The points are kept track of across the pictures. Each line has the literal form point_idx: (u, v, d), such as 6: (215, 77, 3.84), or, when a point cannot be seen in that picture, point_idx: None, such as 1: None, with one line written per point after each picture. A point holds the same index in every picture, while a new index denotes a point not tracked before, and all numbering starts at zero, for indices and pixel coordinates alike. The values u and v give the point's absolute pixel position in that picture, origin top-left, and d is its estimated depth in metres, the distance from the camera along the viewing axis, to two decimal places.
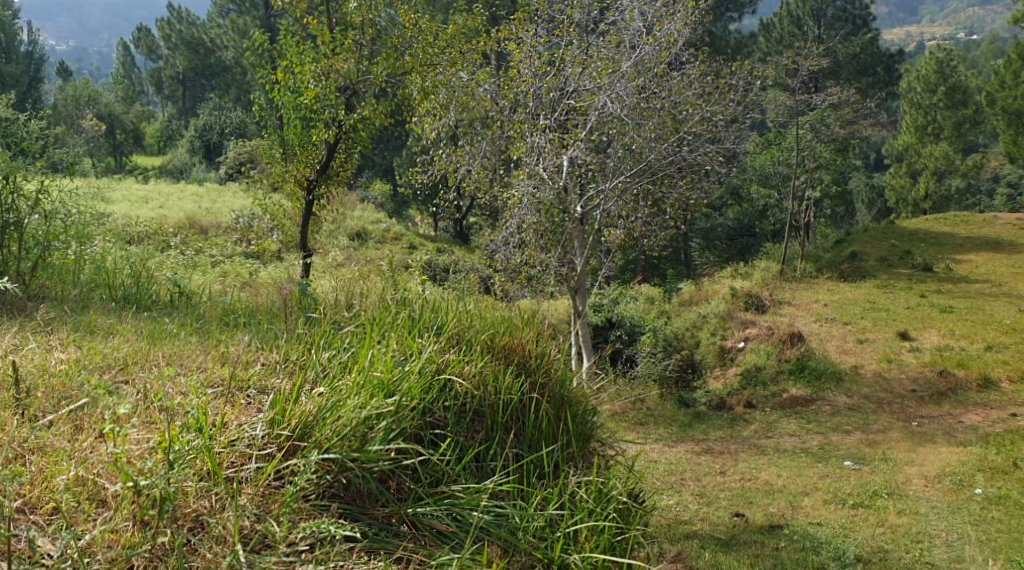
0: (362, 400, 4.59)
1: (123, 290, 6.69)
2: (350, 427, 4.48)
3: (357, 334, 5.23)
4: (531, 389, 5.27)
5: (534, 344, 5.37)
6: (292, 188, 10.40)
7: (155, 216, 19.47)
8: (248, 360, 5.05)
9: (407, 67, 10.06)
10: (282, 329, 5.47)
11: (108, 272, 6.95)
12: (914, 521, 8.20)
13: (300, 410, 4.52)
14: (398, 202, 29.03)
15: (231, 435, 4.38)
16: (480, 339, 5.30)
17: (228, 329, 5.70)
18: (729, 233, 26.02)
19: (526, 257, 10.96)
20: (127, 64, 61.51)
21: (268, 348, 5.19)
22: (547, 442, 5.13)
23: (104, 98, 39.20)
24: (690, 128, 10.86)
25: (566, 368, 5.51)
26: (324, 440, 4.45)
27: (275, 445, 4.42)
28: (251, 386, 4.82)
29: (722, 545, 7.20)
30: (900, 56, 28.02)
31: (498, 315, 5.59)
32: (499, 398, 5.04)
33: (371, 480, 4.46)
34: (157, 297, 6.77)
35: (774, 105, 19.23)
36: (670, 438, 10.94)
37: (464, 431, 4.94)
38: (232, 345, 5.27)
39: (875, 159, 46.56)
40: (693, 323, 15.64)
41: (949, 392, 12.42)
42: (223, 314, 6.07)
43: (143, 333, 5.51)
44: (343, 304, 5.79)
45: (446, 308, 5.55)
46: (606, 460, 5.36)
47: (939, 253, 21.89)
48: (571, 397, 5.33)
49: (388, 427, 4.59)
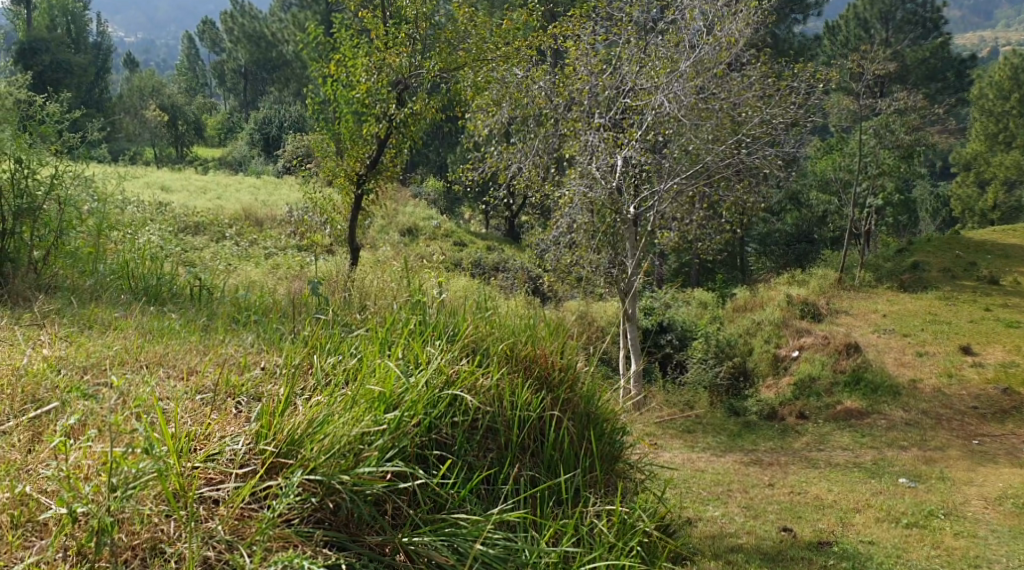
0: (352, 416, 4.39)
1: (141, 282, 6.62)
2: (338, 446, 4.28)
3: (366, 338, 5.05)
4: (552, 406, 5.04)
5: (558, 355, 5.15)
6: (343, 182, 10.36)
7: (212, 206, 19.63)
8: (248, 363, 4.90)
9: (459, 62, 10.11)
10: (290, 330, 5.33)
11: (130, 263, 6.93)
12: (972, 544, 7.90)
13: (286, 425, 4.33)
14: (452, 198, 28.95)
15: (211, 449, 4.25)
16: (495, 350, 5.05)
17: (235, 328, 5.58)
18: (786, 238, 25.51)
19: (576, 257, 10.89)
20: (191, 57, 62.48)
21: (270, 351, 5.06)
22: (566, 465, 4.88)
23: (167, 90, 39.76)
24: (750, 130, 10.42)
25: (594, 380, 5.26)
26: (311, 458, 4.25)
27: (257, 460, 4.27)
28: (242, 394, 4.66)
29: (768, 560, 6.95)
30: (972, 61, 27.27)
31: (520, 321, 5.34)
32: (515, 415, 4.80)
33: (362, 504, 4.24)
34: (178, 290, 6.69)
35: (837, 109, 18.80)
36: (718, 447, 10.66)
37: (473, 449, 4.71)
38: (230, 346, 5.13)
39: (941, 167, 45.45)
40: (746, 329, 15.32)
41: (1013, 411, 11.98)
42: (236, 311, 5.95)
43: (143, 329, 5.39)
44: (356, 306, 5.64)
45: (465, 312, 5.31)
46: (636, 486, 5.10)
47: (1006, 265, 21.19)
48: (598, 413, 5.10)
49: (384, 446, 4.39)
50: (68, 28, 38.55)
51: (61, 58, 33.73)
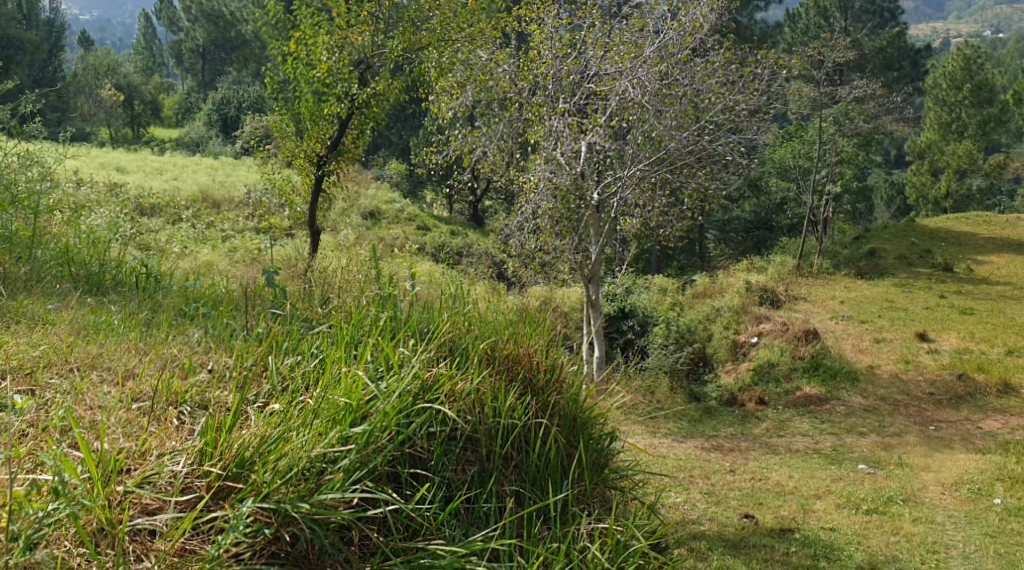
0: (314, 433, 4.17)
1: (80, 268, 6.40)
2: (296, 469, 4.03)
3: (329, 337, 4.91)
4: (539, 412, 4.93)
5: (542, 356, 5.04)
6: (302, 163, 10.19)
7: (169, 188, 19.25)
8: (193, 365, 4.71)
9: (423, 42, 10.00)
10: (241, 326, 5.18)
11: (72, 249, 6.68)
12: (931, 530, 7.98)
13: (234, 444, 4.07)
14: (414, 182, 28.70)
15: (146, 472, 3.96)
16: (475, 352, 4.90)
17: (179, 323, 5.37)
18: (746, 225, 25.66)
19: (540, 243, 10.87)
20: (148, 35, 61.38)
21: (219, 351, 4.87)
22: (553, 482, 4.74)
23: (122, 69, 39.03)
24: (712, 116, 10.44)
25: (579, 380, 5.18)
26: (263, 484, 3.98)
27: (200, 485, 3.98)
28: (185, 402, 4.44)
29: (731, 546, 6.95)
30: (927, 51, 27.70)
31: (500, 318, 5.22)
32: (497, 422, 4.64)
33: (324, 534, 3.98)
34: (122, 277, 6.47)
35: (798, 96, 18.97)
36: (680, 433, 10.65)
37: (451, 464, 4.54)
38: (173, 345, 4.91)
39: (895, 155, 46.21)
40: (706, 315, 15.36)
41: (967, 397, 12.16)
42: (184, 303, 5.75)
43: (77, 325, 5.18)
44: (316, 299, 5.50)
45: (440, 308, 5.17)
46: (622, 496, 4.98)
47: (960, 253, 21.53)
48: (585, 417, 5.01)
49: (350, 466, 4.14)
50: (20, 5, 37.68)
51: (12, 35, 32.96)
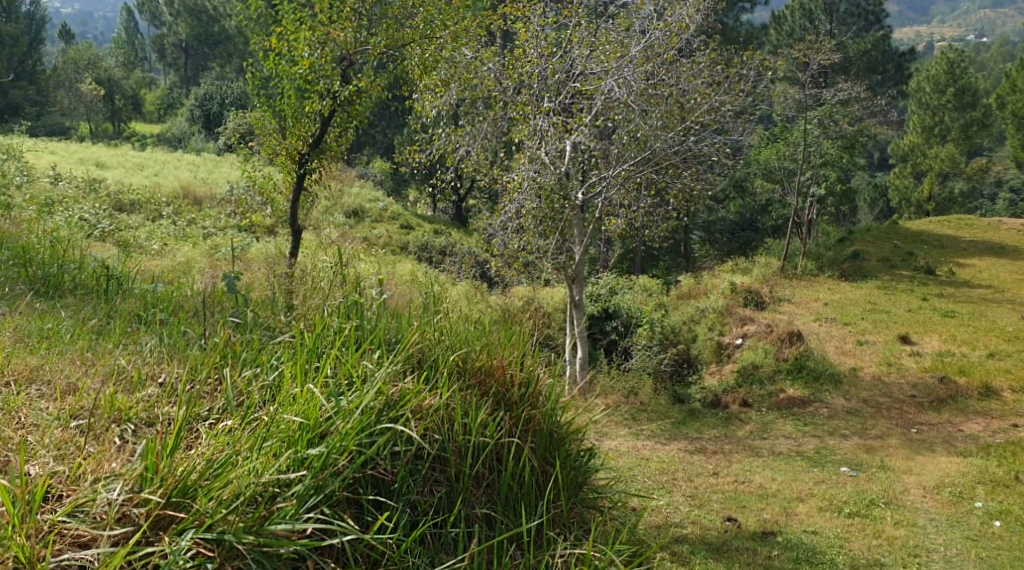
0: (264, 458, 4.29)
1: (38, 268, 6.29)
2: (243, 498, 4.15)
3: (289, 347, 4.99)
4: (515, 427, 5.07)
5: (517, 368, 5.18)
6: (283, 161, 10.05)
7: (149, 184, 19.06)
8: (142, 378, 4.77)
9: (407, 38, 9.88)
10: (197, 335, 5.19)
11: (35, 247, 6.55)
12: (912, 533, 7.96)
13: (175, 470, 4.14)
14: (398, 180, 28.56)
15: (79, 501, 4.06)
16: (446, 363, 5.03)
17: (134, 330, 5.35)
18: (731, 226, 25.67)
19: (524, 242, 10.70)
20: (130, 30, 60.87)
21: (172, 361, 4.92)
22: (527, 503, 4.87)
23: (103, 64, 38.73)
24: (698, 117, 10.38)
25: (558, 392, 5.29)
26: (207, 513, 4.09)
27: (138, 513, 4.05)
28: (128, 420, 4.51)
29: (714, 550, 6.90)
30: (910, 55, 27.85)
31: (473, 328, 5.32)
32: (466, 440, 4.80)
33: (274, 564, 4.08)
34: (81, 279, 6.34)
35: (783, 98, 19.02)
36: (663, 435, 10.58)
37: (417, 485, 4.67)
38: (121, 355, 4.94)
39: (878, 158, 46.44)
40: (691, 316, 15.33)
41: (950, 399, 12.18)
42: (142, 307, 5.68)
43: (22, 332, 5.15)
44: (280, 306, 5.56)
45: (410, 316, 5.26)
46: (602, 517, 5.10)
47: (942, 256, 21.62)
48: (563, 434, 5.17)
49: (303, 493, 4.27)
50: None
51: None
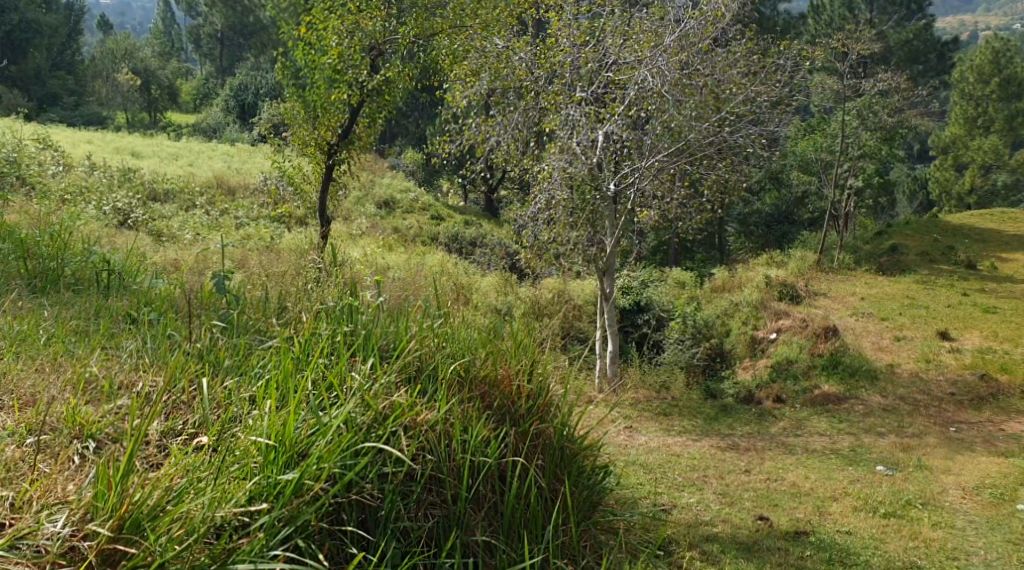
0: (230, 485, 4.18)
1: (38, 263, 6.26)
2: (198, 533, 4.01)
3: (275, 354, 4.97)
4: (523, 441, 5.07)
5: (525, 379, 5.20)
6: (313, 152, 10.04)
7: (183, 174, 19.16)
8: (113, 389, 4.73)
9: (435, 28, 10.04)
10: (182, 338, 5.15)
11: (47, 240, 6.58)
12: (950, 535, 7.75)
13: (125, 498, 4.00)
14: (430, 171, 28.51)
15: (20, 531, 3.91)
16: (446, 373, 5.01)
17: (119, 331, 5.35)
18: (766, 219, 25.29)
19: (554, 235, 10.57)
20: (168, 20, 61.54)
21: (148, 369, 4.89)
22: (532, 528, 4.81)
23: (140, 54, 39.15)
24: (734, 108, 10.08)
25: (572, 405, 5.33)
26: (157, 552, 3.94)
27: (87, 545, 3.92)
28: (90, 437, 4.43)
29: (744, 550, 6.74)
30: (953, 45, 27.32)
31: (477, 335, 5.34)
32: (465, 458, 4.72)
33: None
34: (85, 273, 6.34)
35: (821, 88, 18.71)
36: (694, 431, 10.37)
37: (410, 511, 4.59)
38: (95, 361, 4.90)
39: (919, 149, 45.65)
40: (724, 310, 15.11)
41: (990, 398, 11.88)
42: (133, 307, 5.69)
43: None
44: (273, 308, 5.59)
45: (408, 320, 5.24)
46: (616, 539, 5.11)
47: (984, 250, 21.15)
48: (575, 449, 5.19)
49: (271, 526, 4.14)
50: None
51: (30, 18, 33.77)
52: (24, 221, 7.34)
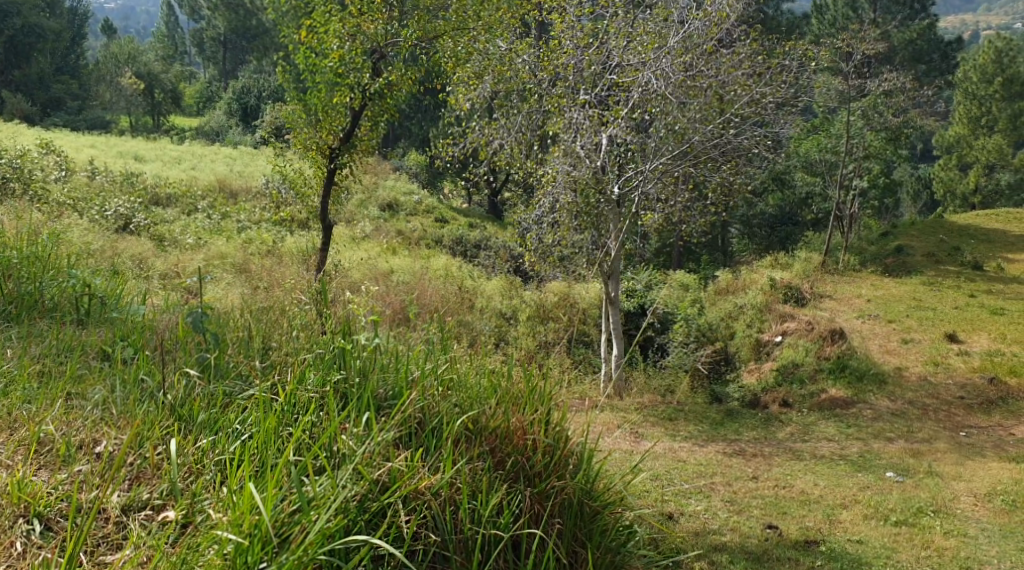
0: None
1: (16, 285, 6.15)
2: None
3: (256, 409, 4.84)
4: (541, 504, 4.89)
5: (540, 433, 5.03)
6: (314, 155, 9.89)
7: (184, 177, 19.02)
8: (71, 452, 4.61)
9: (439, 31, 9.72)
10: (155, 385, 5.01)
11: (30, 261, 6.45)
12: (963, 544, 7.62)
13: None
14: (432, 173, 28.33)
15: None
16: (451, 427, 4.87)
17: (87, 373, 5.21)
18: (771, 220, 25.14)
19: (558, 237, 10.56)
20: (170, 23, 61.41)
21: (113, 427, 4.77)
22: None
23: (142, 57, 38.98)
24: (739, 109, 9.96)
25: (589, 451, 5.17)
26: None
27: None
28: (37, 516, 4.28)
29: (754, 560, 6.60)
30: (957, 44, 27.16)
31: (485, 382, 5.18)
32: (474, 530, 4.55)
33: None
34: (67, 297, 6.21)
35: (825, 88, 18.55)
36: (700, 438, 10.22)
37: None
38: (53, 418, 4.77)
39: (922, 149, 45.52)
40: (729, 312, 14.97)
41: (1000, 401, 11.75)
42: (108, 341, 5.57)
43: None
44: (255, 347, 5.38)
45: (409, 363, 5.10)
46: None
47: (991, 251, 21.01)
48: (596, 507, 4.98)
49: None
50: None
51: (33, 23, 33.58)
52: (16, 232, 7.19)
